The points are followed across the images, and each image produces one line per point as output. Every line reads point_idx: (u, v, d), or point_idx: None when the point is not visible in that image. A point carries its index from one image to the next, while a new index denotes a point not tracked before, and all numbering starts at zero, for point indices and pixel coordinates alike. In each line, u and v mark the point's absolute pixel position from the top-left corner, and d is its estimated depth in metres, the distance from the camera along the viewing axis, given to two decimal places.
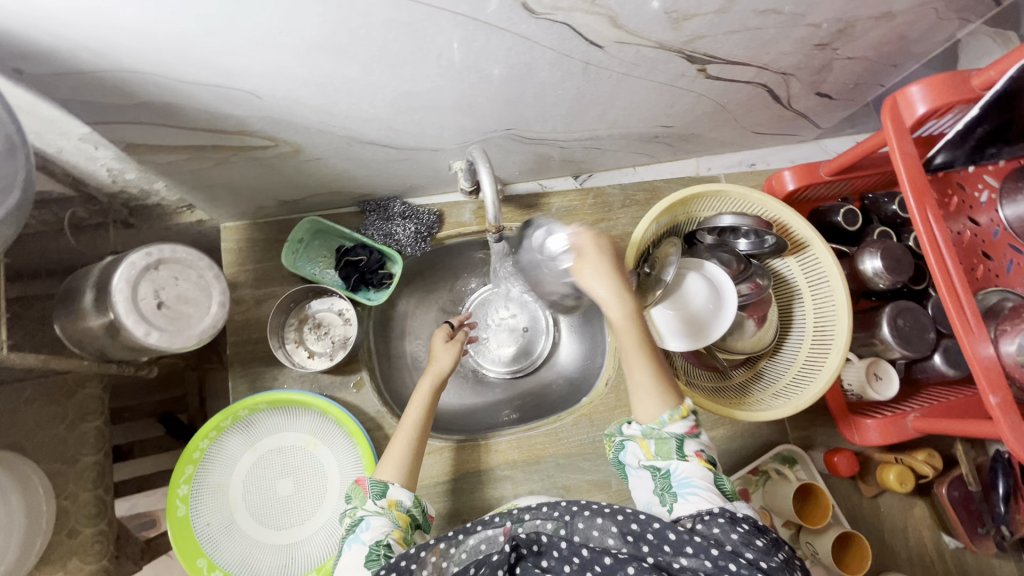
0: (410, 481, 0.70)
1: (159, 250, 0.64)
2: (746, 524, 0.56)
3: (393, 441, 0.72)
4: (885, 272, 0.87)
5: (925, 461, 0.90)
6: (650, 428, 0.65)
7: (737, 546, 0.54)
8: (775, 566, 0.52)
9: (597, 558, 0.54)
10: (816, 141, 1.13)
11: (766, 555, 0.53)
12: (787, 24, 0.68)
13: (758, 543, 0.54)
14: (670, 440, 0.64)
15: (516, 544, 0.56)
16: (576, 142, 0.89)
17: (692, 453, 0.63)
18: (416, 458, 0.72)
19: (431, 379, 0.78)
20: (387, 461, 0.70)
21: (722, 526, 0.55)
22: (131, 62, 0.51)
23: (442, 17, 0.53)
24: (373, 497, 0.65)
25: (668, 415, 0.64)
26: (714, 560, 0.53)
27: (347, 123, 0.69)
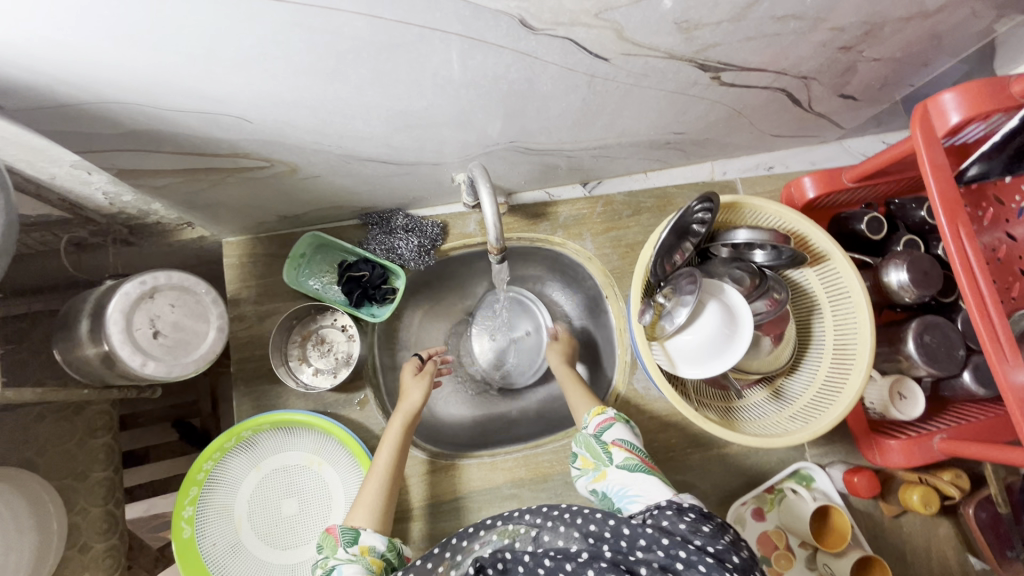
0: (385, 524, 0.69)
1: (153, 278, 0.63)
2: (694, 512, 0.58)
3: (365, 485, 0.72)
4: (910, 286, 0.82)
5: (951, 482, 0.86)
6: (576, 440, 0.75)
7: (686, 534, 0.56)
8: (722, 548, 0.54)
9: (559, 565, 0.56)
10: (838, 142, 1.07)
11: (714, 540, 0.55)
12: (807, 30, 0.63)
13: (705, 530, 0.56)
14: (592, 444, 0.72)
15: (481, 565, 0.59)
16: (583, 151, 0.86)
17: (612, 444, 0.70)
18: (389, 500, 0.71)
19: (401, 418, 0.79)
20: (359, 506, 0.70)
21: (671, 518, 0.58)
22: (113, 93, 0.49)
23: (435, 37, 0.50)
24: (344, 545, 0.64)
25: (589, 415, 0.77)
26: (665, 549, 0.55)
27: (343, 143, 0.67)
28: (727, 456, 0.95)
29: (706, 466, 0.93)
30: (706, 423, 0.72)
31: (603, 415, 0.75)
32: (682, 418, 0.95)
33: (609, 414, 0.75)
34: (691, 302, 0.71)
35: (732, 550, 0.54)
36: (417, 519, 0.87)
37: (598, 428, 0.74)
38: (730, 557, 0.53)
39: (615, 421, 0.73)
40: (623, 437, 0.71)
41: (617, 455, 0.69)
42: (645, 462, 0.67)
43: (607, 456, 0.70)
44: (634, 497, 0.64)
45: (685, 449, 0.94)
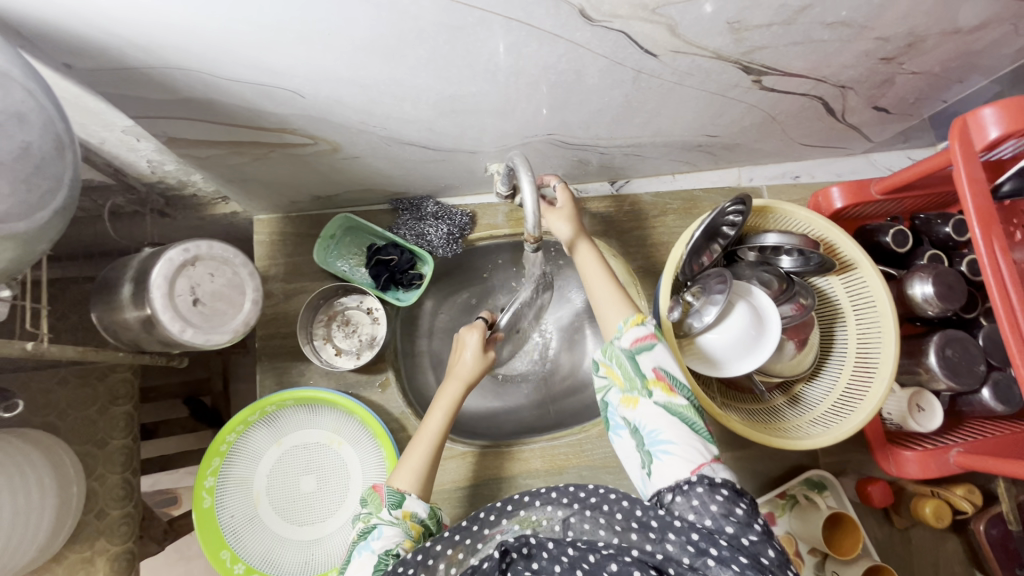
0: (425, 489, 0.70)
1: (196, 246, 0.64)
2: (725, 489, 0.55)
3: (411, 447, 0.72)
4: (935, 299, 0.83)
5: (964, 496, 0.87)
6: (608, 351, 0.65)
7: (717, 519, 0.54)
8: (757, 541, 0.52)
9: (583, 556, 0.54)
10: (864, 155, 1.08)
11: (746, 528, 0.53)
12: (853, 37, 0.64)
13: (738, 514, 0.54)
14: (626, 363, 0.63)
15: (505, 549, 0.56)
16: (616, 148, 0.87)
17: (651, 372, 0.62)
18: (432, 467, 0.71)
19: (458, 384, 0.76)
20: (404, 467, 0.70)
21: (701, 497, 0.55)
22: (178, 58, 0.50)
23: (494, 22, 0.51)
24: (388, 507, 0.65)
25: (623, 323, 0.67)
26: (695, 544, 0.53)
27: (387, 124, 0.68)
28: (741, 460, 0.95)
29: None
30: (730, 422, 0.73)
31: (642, 329, 0.65)
32: None
33: (652, 330, 0.65)
34: (721, 301, 0.72)
35: (767, 541, 0.52)
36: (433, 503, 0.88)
37: (635, 345, 0.64)
38: (764, 550, 0.52)
39: (658, 343, 0.64)
40: (665, 366, 0.63)
41: (657, 391, 0.62)
42: (685, 406, 0.61)
43: (643, 384, 0.62)
44: (670, 448, 0.59)
45: None
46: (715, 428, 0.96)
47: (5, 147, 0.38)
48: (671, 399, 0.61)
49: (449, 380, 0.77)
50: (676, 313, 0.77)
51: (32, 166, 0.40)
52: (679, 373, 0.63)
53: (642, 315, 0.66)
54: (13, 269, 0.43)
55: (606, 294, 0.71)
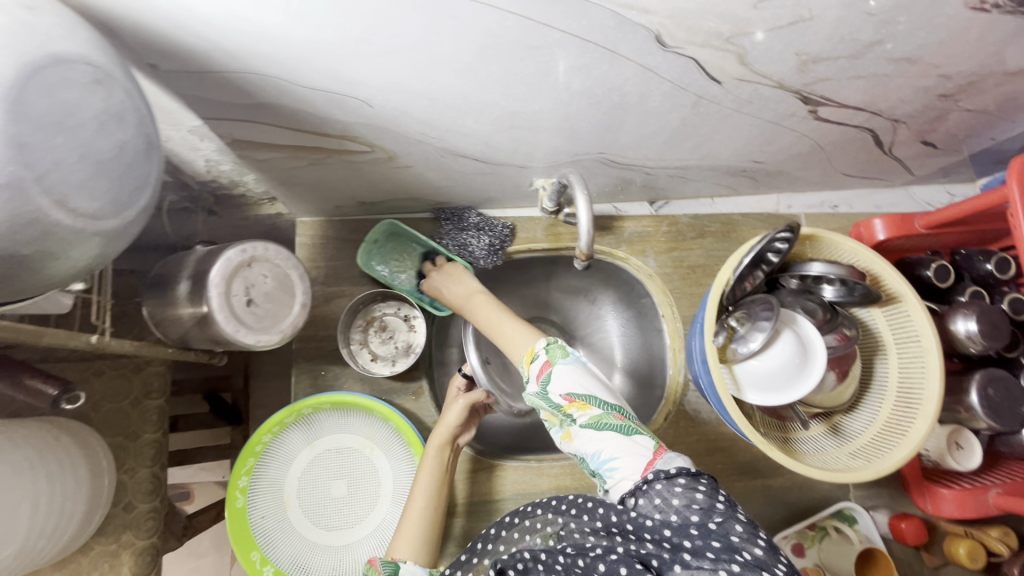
0: (427, 555, 0.70)
1: (253, 247, 0.64)
2: (682, 477, 0.55)
3: (407, 516, 0.73)
4: (979, 337, 0.82)
5: (999, 538, 0.85)
6: (531, 403, 0.68)
7: (682, 512, 0.52)
8: (723, 523, 0.50)
9: (574, 562, 0.52)
10: (904, 188, 1.08)
11: (710, 514, 0.51)
12: (916, 74, 0.64)
13: (700, 498, 0.53)
14: (545, 403, 0.67)
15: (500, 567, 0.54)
16: (662, 169, 0.87)
17: (564, 401, 0.64)
18: (431, 532, 0.73)
19: (435, 446, 0.78)
20: (401, 539, 0.71)
21: (660, 493, 0.55)
22: (259, 64, 0.50)
23: (572, 43, 0.52)
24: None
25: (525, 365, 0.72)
26: (669, 540, 0.51)
27: (446, 136, 0.68)
28: (771, 488, 0.94)
29: (749, 495, 0.93)
30: (771, 450, 0.72)
31: (539, 364, 0.68)
32: (728, 444, 0.95)
33: (545, 360, 0.68)
34: (768, 328, 0.72)
35: (732, 517, 0.51)
36: (460, 515, 0.86)
37: (544, 384, 0.67)
38: (733, 527, 0.50)
39: (557, 366, 0.67)
40: (573, 388, 0.64)
41: (576, 412, 0.64)
42: (605, 415, 0.63)
43: (563, 413, 0.65)
44: (614, 459, 0.61)
45: (728, 476, 0.94)
46: (745, 455, 0.95)
47: (105, 146, 0.39)
48: (590, 412, 0.63)
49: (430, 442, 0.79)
50: (722, 338, 0.77)
51: (126, 165, 0.41)
52: (588, 383, 0.65)
53: (535, 351, 0.70)
54: (95, 267, 0.44)
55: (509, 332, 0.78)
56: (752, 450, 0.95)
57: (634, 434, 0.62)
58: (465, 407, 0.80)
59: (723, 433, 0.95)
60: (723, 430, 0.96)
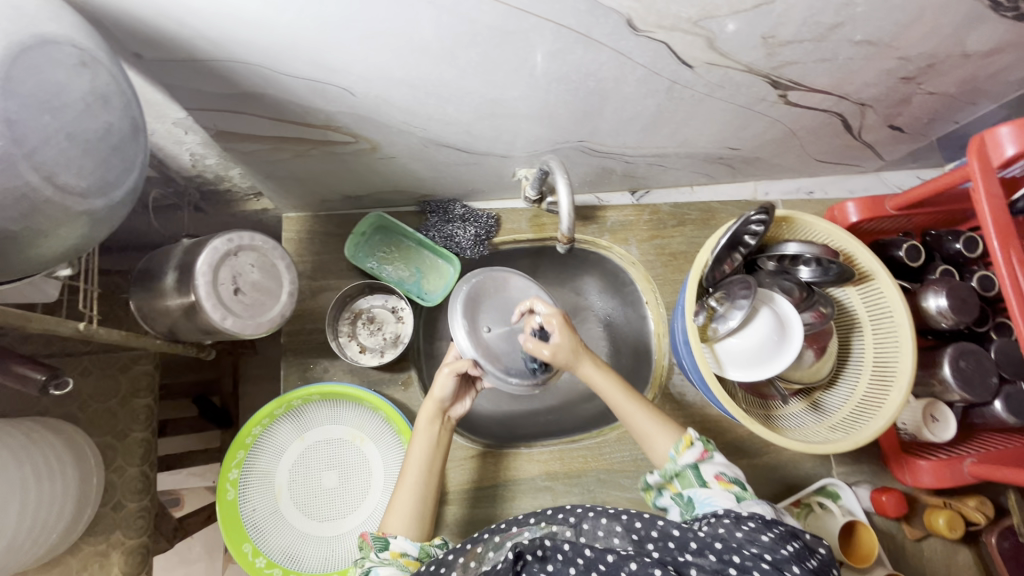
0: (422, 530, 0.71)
1: (239, 237, 0.65)
2: (755, 521, 0.57)
3: (399, 491, 0.73)
4: (948, 312, 0.85)
5: (976, 508, 0.88)
6: (666, 471, 0.69)
7: (742, 542, 0.55)
8: (781, 559, 0.52)
9: (600, 558, 0.55)
10: (875, 173, 1.11)
11: (772, 549, 0.54)
12: (879, 56, 0.67)
13: (764, 538, 0.55)
14: (690, 474, 0.67)
15: (520, 551, 0.57)
16: (641, 157, 0.89)
17: (713, 477, 0.66)
18: (423, 508, 0.72)
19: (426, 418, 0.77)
20: (394, 514, 0.71)
21: (727, 526, 0.57)
22: (241, 53, 0.52)
23: (547, 28, 0.54)
24: (376, 549, 0.66)
25: (674, 449, 0.70)
26: (718, 555, 0.54)
27: (428, 125, 0.70)
28: (756, 467, 0.96)
29: None
30: (752, 424, 0.74)
31: (696, 448, 0.68)
32: (713, 425, 0.97)
33: (703, 445, 0.69)
34: (746, 305, 0.74)
35: (792, 560, 0.52)
36: (452, 503, 0.88)
37: (696, 461, 0.68)
38: (790, 567, 0.52)
39: (713, 453, 0.68)
40: (727, 472, 0.66)
41: (715, 485, 0.65)
42: (745, 494, 0.63)
43: (702, 484, 0.66)
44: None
45: None
46: (730, 436, 0.97)
47: (91, 127, 0.40)
48: (731, 490, 0.64)
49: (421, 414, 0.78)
50: (700, 317, 0.79)
51: (113, 146, 0.42)
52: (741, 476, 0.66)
53: (689, 436, 0.70)
54: (82, 249, 0.44)
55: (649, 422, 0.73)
56: (737, 431, 0.97)
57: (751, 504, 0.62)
58: (451, 378, 0.77)
59: (708, 414, 0.97)
60: (708, 412, 0.98)
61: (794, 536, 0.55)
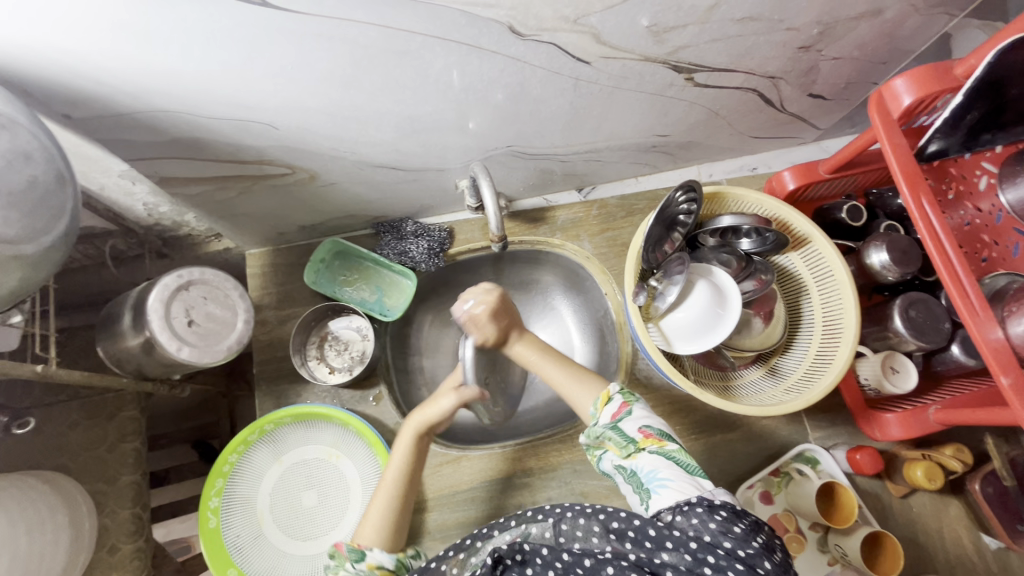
0: (393, 541, 0.68)
1: (189, 273, 0.70)
2: (725, 510, 0.54)
3: (374, 498, 0.70)
4: (892, 265, 0.86)
5: (953, 456, 0.87)
6: (590, 433, 0.69)
7: (716, 536, 0.53)
8: (753, 554, 0.51)
9: (578, 561, 0.55)
10: (816, 143, 1.14)
11: (743, 542, 0.52)
12: (767, 30, 0.71)
13: (737, 531, 0.53)
14: (613, 434, 0.67)
15: (499, 556, 0.57)
16: (575, 155, 0.93)
17: (639, 433, 0.66)
18: (400, 518, 0.69)
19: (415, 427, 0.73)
20: (367, 523, 0.68)
21: (699, 517, 0.55)
22: (160, 101, 0.58)
23: (436, 44, 0.58)
24: (351, 560, 0.64)
25: (595, 407, 0.72)
26: (693, 553, 0.52)
27: (357, 148, 0.75)
28: (732, 441, 0.97)
29: (708, 450, 0.96)
30: (703, 395, 0.75)
31: (614, 403, 0.70)
32: (683, 405, 0.99)
33: (621, 399, 0.70)
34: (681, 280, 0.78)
35: (764, 554, 0.51)
36: (432, 510, 0.90)
37: (613, 418, 0.68)
38: (762, 563, 0.50)
39: (633, 407, 0.69)
40: (649, 425, 0.66)
41: (649, 446, 0.64)
42: (677, 450, 0.64)
43: (635, 446, 0.65)
44: (667, 482, 0.60)
45: (688, 435, 0.97)
46: (701, 413, 0.98)
47: (15, 181, 0.45)
48: (665, 447, 0.64)
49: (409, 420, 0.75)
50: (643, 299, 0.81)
51: (38, 197, 0.47)
52: (663, 426, 0.67)
53: (607, 392, 0.71)
54: (21, 292, 0.49)
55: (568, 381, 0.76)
56: (708, 408, 0.99)
57: (697, 474, 0.61)
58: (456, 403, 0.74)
59: (677, 395, 0.99)
60: (677, 392, 0.99)
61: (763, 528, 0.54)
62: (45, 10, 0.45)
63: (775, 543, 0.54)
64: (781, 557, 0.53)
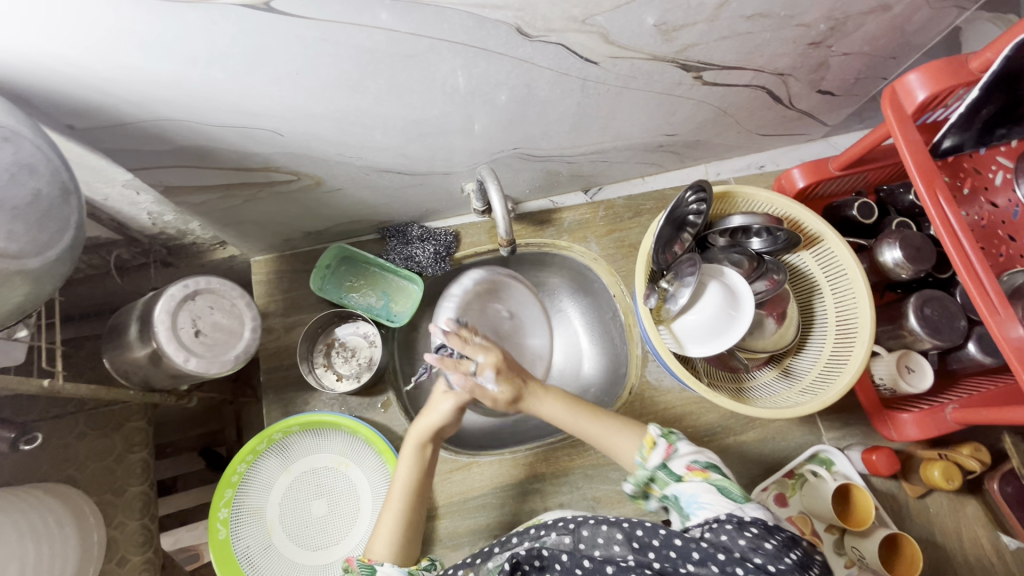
0: (405, 557, 0.69)
1: (195, 282, 0.69)
2: (755, 527, 0.53)
3: (384, 513, 0.71)
4: (905, 262, 0.85)
5: (971, 455, 0.86)
6: (638, 479, 0.67)
7: (745, 552, 0.52)
8: (785, 569, 0.49)
9: (600, 567, 0.54)
10: (824, 139, 1.12)
11: (775, 558, 0.50)
12: (777, 27, 0.70)
13: (768, 546, 0.51)
14: (660, 473, 0.66)
15: (517, 561, 0.57)
16: (582, 156, 0.92)
17: (684, 469, 0.64)
18: (411, 528, 0.71)
19: (419, 439, 0.74)
20: (377, 538, 0.70)
21: (729, 533, 0.53)
22: (164, 109, 0.57)
23: (443, 47, 0.57)
24: None
25: (640, 454, 0.68)
26: (721, 565, 0.51)
27: (363, 154, 0.74)
28: (745, 443, 0.96)
29: (721, 452, 0.95)
30: (718, 398, 0.74)
31: (659, 445, 0.67)
32: (695, 407, 0.98)
33: (665, 441, 0.67)
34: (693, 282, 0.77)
35: (796, 570, 0.49)
36: (443, 517, 0.89)
37: (663, 459, 0.66)
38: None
39: (678, 446, 0.67)
40: (695, 459, 0.65)
41: (693, 478, 0.63)
42: (723, 479, 0.62)
43: (679, 479, 0.64)
44: (706, 505, 0.60)
45: (700, 437, 0.96)
46: (713, 415, 0.97)
47: (19, 194, 0.44)
48: (710, 478, 0.63)
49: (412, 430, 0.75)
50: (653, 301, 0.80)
51: (43, 210, 0.46)
52: (711, 459, 0.65)
53: (651, 437, 0.68)
54: (28, 306, 0.49)
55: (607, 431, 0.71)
56: (720, 409, 0.97)
57: (739, 498, 0.59)
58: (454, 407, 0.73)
59: (689, 396, 0.98)
60: (688, 394, 0.98)
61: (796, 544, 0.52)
62: (46, 18, 0.44)
63: (811, 558, 0.52)
64: (815, 572, 0.51)
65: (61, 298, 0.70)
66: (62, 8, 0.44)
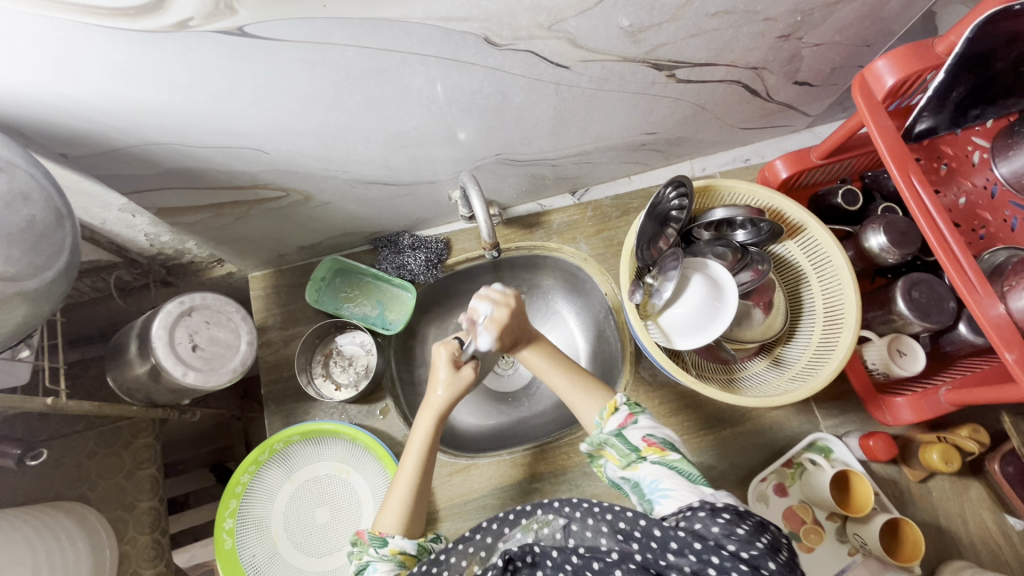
0: (412, 526, 0.69)
1: (190, 298, 0.72)
2: (728, 513, 0.54)
3: (394, 487, 0.72)
4: (891, 247, 0.85)
5: (969, 437, 0.86)
6: (596, 439, 0.70)
7: (720, 539, 0.52)
8: (757, 554, 0.50)
9: (587, 564, 0.54)
10: (809, 130, 1.13)
11: (747, 544, 0.51)
12: (743, 22, 0.71)
13: (742, 532, 0.52)
14: (617, 442, 0.67)
15: (510, 558, 0.57)
16: (565, 158, 0.94)
17: (642, 442, 0.66)
18: (417, 504, 0.71)
19: (432, 411, 0.75)
20: (387, 511, 0.70)
21: (703, 520, 0.54)
22: (152, 134, 0.60)
23: (415, 60, 0.59)
24: (376, 546, 0.66)
25: (600, 417, 0.71)
26: (697, 554, 0.51)
27: (348, 167, 0.76)
28: (741, 434, 0.96)
29: (719, 444, 0.95)
30: (707, 388, 0.75)
31: (620, 414, 0.69)
32: (691, 400, 0.98)
33: (627, 410, 0.70)
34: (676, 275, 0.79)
35: (768, 554, 0.50)
36: (444, 519, 0.90)
37: (620, 427, 0.68)
38: (767, 564, 0.49)
39: (638, 418, 0.69)
40: (653, 433, 0.66)
41: (651, 455, 0.65)
42: (680, 460, 0.64)
43: (638, 455, 0.66)
44: (669, 492, 0.61)
45: (697, 430, 0.96)
46: (710, 407, 0.98)
47: (13, 220, 0.47)
48: (667, 456, 0.65)
49: (424, 405, 0.76)
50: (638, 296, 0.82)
51: (37, 235, 0.49)
52: (666, 434, 0.67)
53: (613, 402, 0.70)
54: (28, 325, 0.51)
55: (574, 392, 0.75)
56: (715, 401, 0.98)
57: (700, 483, 0.61)
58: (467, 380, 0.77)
59: (684, 390, 0.99)
60: (683, 388, 0.99)
61: (767, 528, 0.53)
62: (34, 53, 0.47)
63: (779, 542, 0.53)
64: (786, 556, 0.52)
65: (63, 320, 0.73)
66: (46, 43, 0.47)
